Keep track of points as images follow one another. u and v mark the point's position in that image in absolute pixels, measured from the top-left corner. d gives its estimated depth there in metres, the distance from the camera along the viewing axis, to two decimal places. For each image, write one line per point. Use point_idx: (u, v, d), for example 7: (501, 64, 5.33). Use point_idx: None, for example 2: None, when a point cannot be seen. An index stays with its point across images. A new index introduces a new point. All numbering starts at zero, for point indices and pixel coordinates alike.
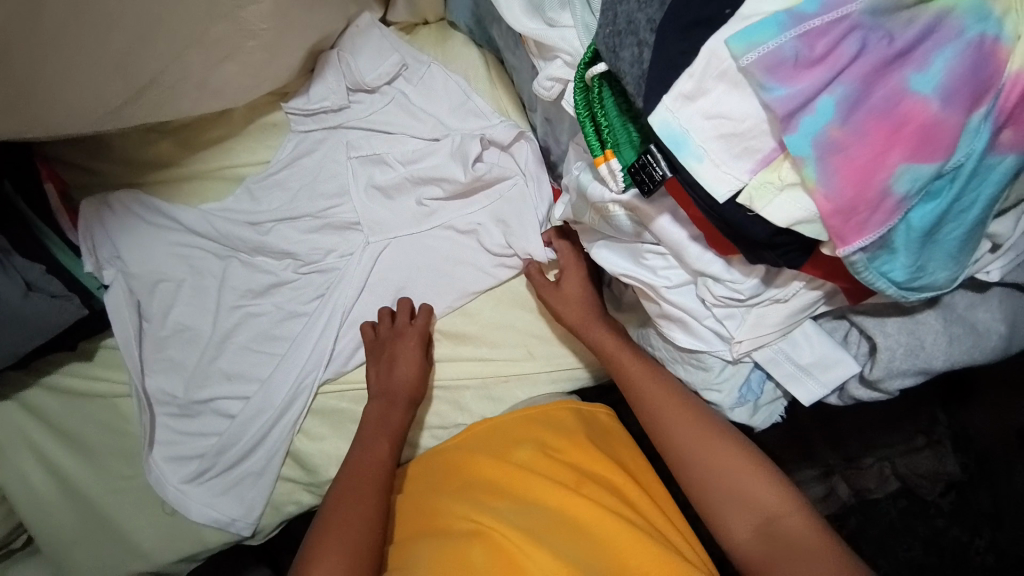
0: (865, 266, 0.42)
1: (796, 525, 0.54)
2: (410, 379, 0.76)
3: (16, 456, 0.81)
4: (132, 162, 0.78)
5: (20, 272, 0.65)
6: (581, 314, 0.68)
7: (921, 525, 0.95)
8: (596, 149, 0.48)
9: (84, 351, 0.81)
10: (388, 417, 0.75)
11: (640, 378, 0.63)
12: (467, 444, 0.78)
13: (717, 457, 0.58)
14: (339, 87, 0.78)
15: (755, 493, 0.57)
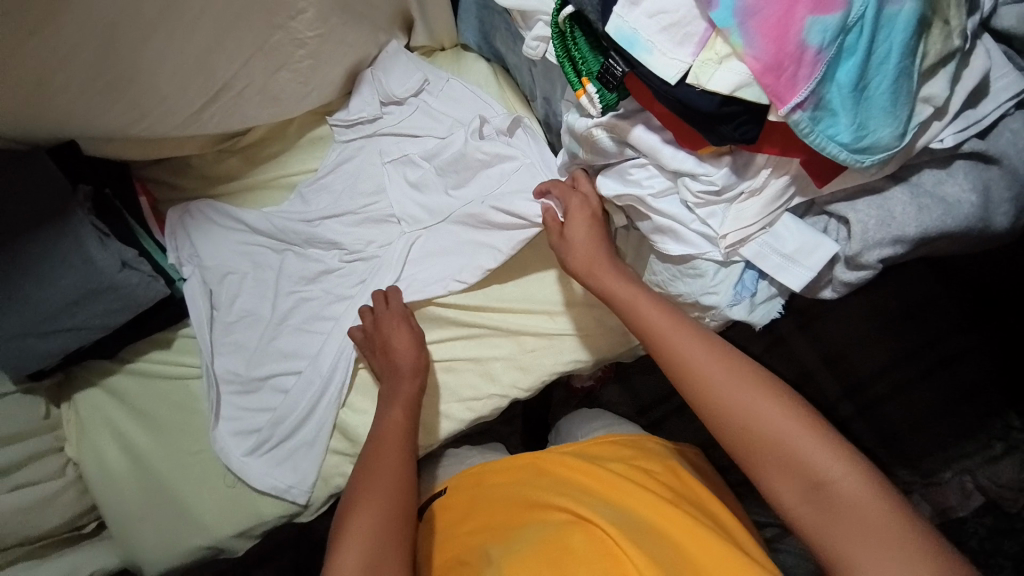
0: (812, 130, 0.47)
1: (853, 490, 0.53)
2: (408, 355, 0.81)
3: (98, 436, 0.91)
4: (207, 177, 0.95)
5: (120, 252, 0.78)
6: (588, 254, 0.68)
7: (1009, 542, 0.97)
8: (575, 82, 0.58)
9: (163, 340, 0.93)
10: (399, 393, 0.80)
11: (672, 329, 0.62)
12: (555, 452, 0.74)
13: (766, 415, 0.57)
14: (373, 100, 0.91)
15: (808, 456, 0.55)
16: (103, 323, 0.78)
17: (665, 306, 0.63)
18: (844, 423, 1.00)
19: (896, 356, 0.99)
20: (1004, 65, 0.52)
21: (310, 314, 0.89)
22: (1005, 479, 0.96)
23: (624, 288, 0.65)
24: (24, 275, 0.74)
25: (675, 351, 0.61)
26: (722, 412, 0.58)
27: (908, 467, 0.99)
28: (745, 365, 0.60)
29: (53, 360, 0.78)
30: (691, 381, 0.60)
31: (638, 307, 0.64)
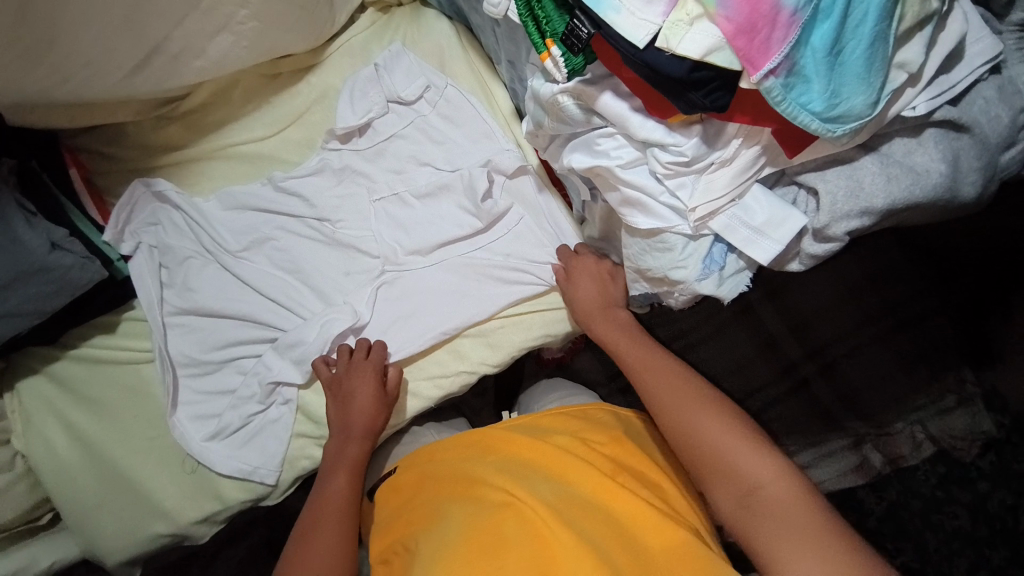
0: (784, 98, 0.46)
1: (781, 496, 0.59)
2: (366, 414, 0.79)
3: (45, 426, 0.86)
4: (146, 147, 0.88)
5: (47, 232, 0.72)
6: (594, 304, 0.78)
7: (964, 491, 1.02)
8: (540, 45, 0.54)
9: (107, 324, 0.87)
10: (348, 456, 0.78)
11: (646, 361, 0.73)
12: (503, 428, 0.74)
13: (711, 432, 0.64)
14: (378, 101, 0.86)
15: (744, 469, 0.62)
16: (37, 309, 0.72)
17: (650, 351, 0.74)
18: (804, 385, 1.03)
19: (857, 322, 1.01)
20: (978, 29, 0.51)
21: (268, 292, 0.86)
22: (957, 430, 0.97)
23: (615, 332, 0.76)
24: None
25: (643, 378, 0.72)
26: (674, 427, 0.67)
27: (862, 420, 0.99)
28: (703, 392, 0.68)
29: None
30: (655, 399, 0.69)
31: (623, 351, 0.75)
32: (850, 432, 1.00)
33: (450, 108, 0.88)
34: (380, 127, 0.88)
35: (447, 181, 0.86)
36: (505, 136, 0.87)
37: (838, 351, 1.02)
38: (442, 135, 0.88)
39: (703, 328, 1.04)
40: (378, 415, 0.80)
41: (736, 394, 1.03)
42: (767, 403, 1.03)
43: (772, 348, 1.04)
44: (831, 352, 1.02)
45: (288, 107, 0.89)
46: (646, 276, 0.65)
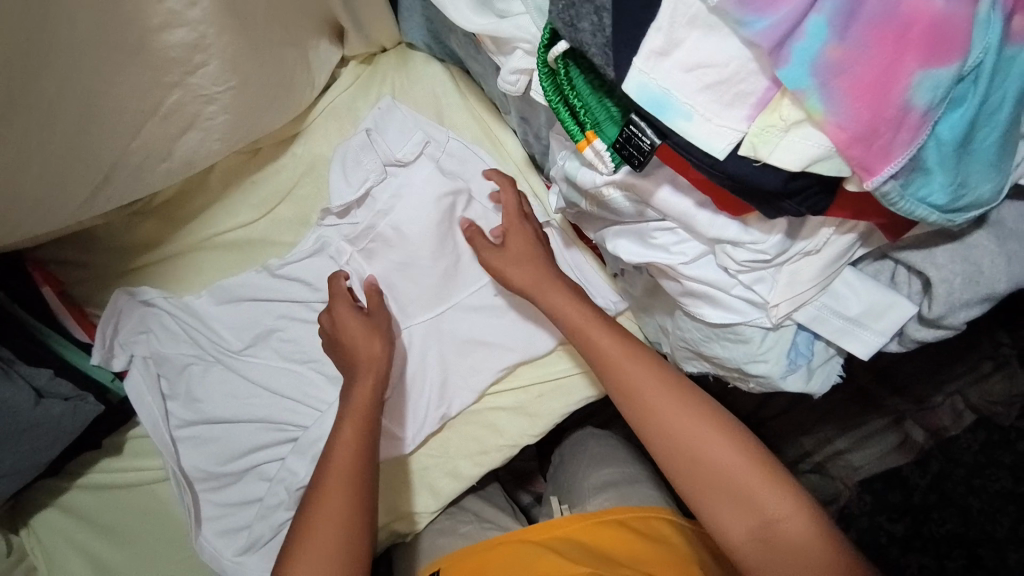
0: (900, 196, 0.36)
1: (794, 527, 0.52)
2: (368, 342, 0.69)
3: (64, 562, 0.77)
4: (126, 249, 0.78)
5: (29, 380, 0.64)
6: (531, 274, 0.67)
7: (1004, 454, 0.93)
8: (576, 133, 0.45)
9: (115, 444, 0.80)
10: (351, 399, 0.67)
11: (622, 354, 0.60)
12: (558, 551, 0.65)
13: (712, 453, 0.55)
14: (376, 166, 0.76)
15: (755, 495, 0.53)
16: (33, 462, 0.65)
17: (616, 332, 0.62)
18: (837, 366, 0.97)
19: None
20: None
21: (281, 390, 0.78)
22: (996, 394, 0.95)
23: (570, 307, 0.64)
24: None
25: (629, 378, 0.59)
26: (677, 447, 0.56)
27: (900, 396, 0.96)
28: (693, 394, 0.58)
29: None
30: (648, 417, 0.58)
31: (585, 332, 0.62)
32: (889, 411, 0.97)
33: (455, 162, 0.78)
34: (380, 196, 0.77)
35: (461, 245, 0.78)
36: (520, 188, 0.77)
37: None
38: (450, 192, 0.78)
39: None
40: (379, 343, 0.70)
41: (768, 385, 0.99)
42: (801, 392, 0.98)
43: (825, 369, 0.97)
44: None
45: (274, 184, 0.79)
46: (711, 359, 0.57)
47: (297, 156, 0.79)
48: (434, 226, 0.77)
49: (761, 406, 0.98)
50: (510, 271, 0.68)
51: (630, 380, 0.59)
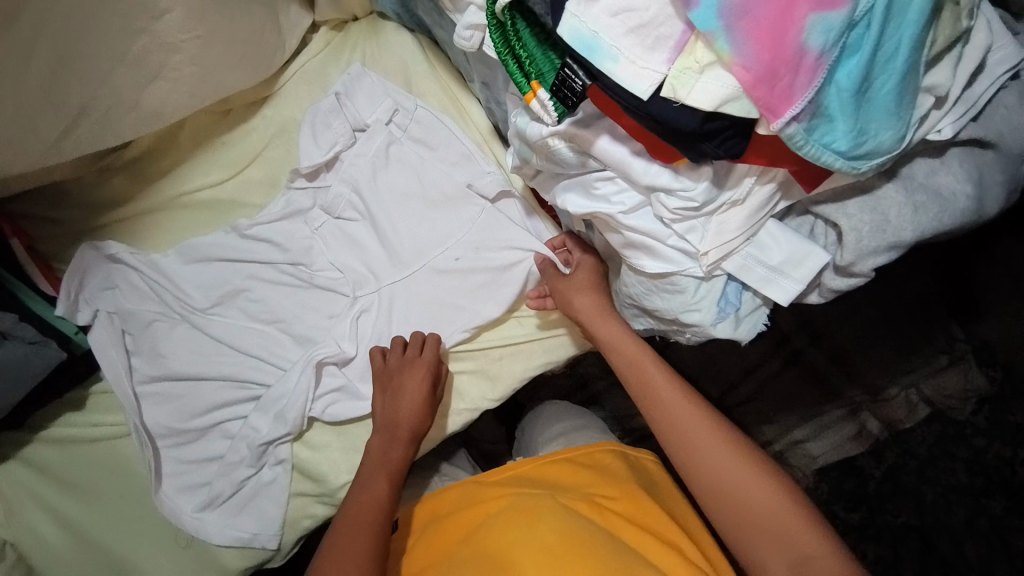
0: (805, 140, 0.40)
1: (831, 567, 0.56)
2: (414, 416, 0.72)
3: (27, 512, 0.79)
4: (93, 205, 0.79)
5: None
6: (593, 304, 0.68)
7: (960, 447, 0.99)
8: (524, 86, 0.48)
9: (74, 401, 0.80)
10: (388, 458, 0.71)
11: (682, 409, 0.64)
12: (505, 482, 0.71)
13: (757, 498, 0.59)
14: (344, 130, 0.78)
15: (793, 535, 0.58)
16: None
17: (684, 388, 0.65)
18: (797, 355, 1.01)
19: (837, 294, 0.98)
20: (1002, 36, 0.46)
21: (245, 346, 0.79)
22: (950, 388, 0.97)
23: (634, 356, 0.66)
24: None
25: (686, 432, 0.63)
26: (725, 494, 0.60)
27: (857, 387, 0.99)
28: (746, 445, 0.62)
29: None
30: (703, 469, 0.61)
31: (648, 384, 0.65)
32: (847, 400, 1.00)
33: (422, 130, 0.80)
34: (348, 160, 0.80)
35: (426, 210, 0.80)
36: (485, 157, 0.80)
37: (828, 321, 1.00)
38: (417, 159, 0.80)
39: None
40: (423, 416, 0.73)
41: (733, 373, 1.02)
42: (764, 379, 1.01)
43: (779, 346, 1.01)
44: (821, 323, 1.00)
45: (244, 146, 0.81)
46: (654, 313, 0.60)
47: (268, 120, 0.81)
48: (401, 194, 0.80)
49: (727, 393, 1.02)
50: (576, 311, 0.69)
51: (688, 437, 0.62)
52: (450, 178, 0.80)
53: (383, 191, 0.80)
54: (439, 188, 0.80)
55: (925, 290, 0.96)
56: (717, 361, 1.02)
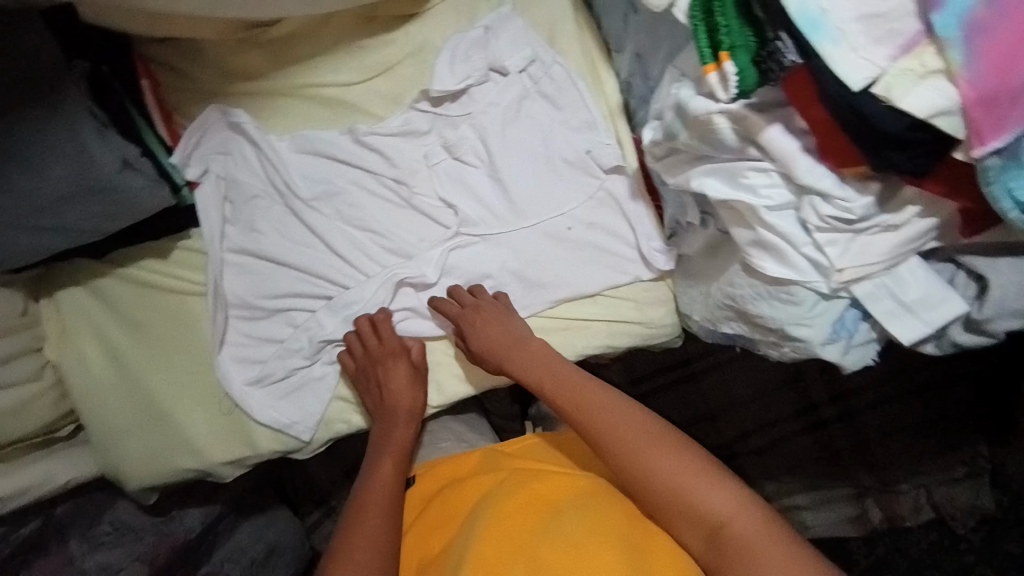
0: (997, 177, 0.39)
1: (747, 527, 0.59)
2: (516, 324, 0.78)
3: (81, 340, 0.81)
4: (223, 70, 0.80)
5: (120, 149, 0.65)
6: (505, 339, 0.78)
7: (949, 561, 0.99)
8: (708, 56, 0.47)
9: (161, 250, 0.82)
10: (483, 337, 0.78)
11: (591, 404, 0.71)
12: (518, 454, 0.78)
13: (669, 474, 0.64)
14: (480, 66, 0.79)
15: (712, 500, 0.62)
16: (97, 226, 0.67)
17: (594, 389, 0.72)
18: (822, 425, 1.06)
19: (877, 380, 1.05)
20: None
21: (335, 247, 0.82)
22: (959, 501, 0.98)
23: (533, 368, 0.76)
24: (7, 159, 0.61)
25: (594, 424, 0.69)
26: (632, 471, 0.65)
27: (869, 472, 1.03)
28: (659, 426, 0.68)
29: (38, 261, 0.67)
30: (618, 449, 0.67)
31: (549, 387, 0.74)
32: (853, 482, 1.03)
33: (554, 87, 0.80)
34: (478, 96, 0.81)
35: (543, 168, 0.82)
36: (607, 129, 0.80)
37: (861, 400, 1.05)
38: (541, 115, 0.81)
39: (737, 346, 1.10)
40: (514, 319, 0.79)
41: (751, 424, 1.07)
42: (778, 438, 1.06)
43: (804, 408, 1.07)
44: (854, 400, 1.05)
45: (380, 55, 0.80)
46: (753, 320, 0.60)
47: (406, 34, 0.80)
48: (518, 142, 0.82)
49: (739, 439, 1.07)
50: (483, 337, 0.78)
51: (597, 426, 0.69)
52: (575, 138, 0.81)
53: (501, 136, 0.82)
54: (566, 147, 0.81)
55: (944, 401, 1.02)
56: (744, 408, 1.08)
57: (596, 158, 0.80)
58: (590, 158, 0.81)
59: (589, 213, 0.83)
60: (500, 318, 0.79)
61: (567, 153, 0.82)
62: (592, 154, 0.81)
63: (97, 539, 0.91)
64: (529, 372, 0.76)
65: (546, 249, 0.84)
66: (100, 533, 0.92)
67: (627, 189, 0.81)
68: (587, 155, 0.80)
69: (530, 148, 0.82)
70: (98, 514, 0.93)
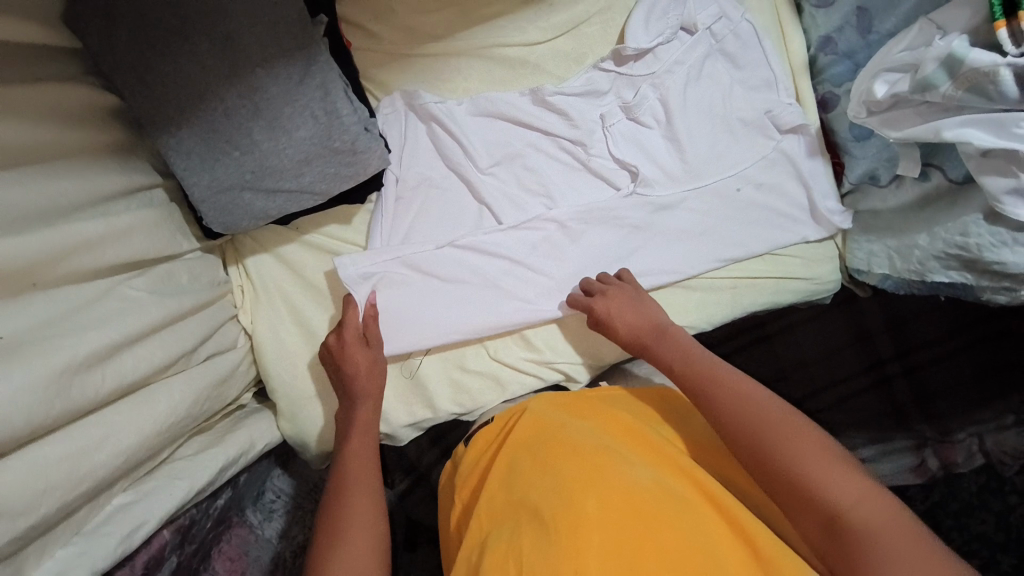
0: None
1: (874, 526, 0.48)
2: (646, 315, 0.74)
3: (268, 306, 0.81)
4: (412, 31, 0.80)
5: (358, 113, 0.66)
6: (642, 326, 0.73)
7: (995, 500, 1.07)
8: (998, 15, 0.57)
9: (345, 215, 0.83)
10: (619, 312, 0.74)
11: (721, 383, 0.63)
12: (588, 400, 0.71)
13: (796, 457, 0.53)
14: (672, 23, 0.80)
15: (831, 485, 0.51)
16: (324, 189, 0.67)
17: (710, 364, 0.66)
18: (886, 381, 1.10)
19: (946, 333, 1.09)
20: None
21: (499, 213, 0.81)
22: (1010, 446, 1.03)
23: (668, 351, 0.70)
24: (254, 115, 0.61)
25: (714, 402, 0.61)
26: (744, 432, 0.57)
27: (928, 423, 1.07)
28: (777, 407, 0.59)
29: (261, 225, 0.67)
30: (734, 417, 0.59)
31: (675, 362, 0.68)
32: (915, 433, 1.07)
33: (737, 45, 0.82)
34: (663, 55, 0.81)
35: (720, 128, 0.83)
36: (789, 88, 0.83)
37: (924, 355, 1.10)
38: (723, 73, 0.83)
39: (843, 302, 1.12)
40: (647, 307, 0.75)
41: (820, 379, 1.12)
42: (846, 395, 1.11)
43: (873, 366, 1.11)
44: (916, 357, 1.10)
45: (570, 14, 0.81)
46: (983, 267, 0.67)
47: None
48: (696, 101, 0.83)
49: (809, 396, 1.11)
50: (621, 322, 0.74)
51: (714, 405, 0.61)
52: (755, 97, 0.83)
53: (683, 95, 0.82)
54: (746, 106, 0.83)
55: (980, 357, 1.07)
56: (826, 371, 1.12)
57: (777, 118, 0.82)
58: (771, 117, 0.82)
59: (767, 173, 0.84)
60: (636, 299, 0.76)
61: (744, 111, 0.83)
62: (772, 113, 0.83)
63: (268, 508, 0.85)
64: (659, 352, 0.70)
65: (720, 207, 0.84)
66: (267, 501, 0.85)
67: (803, 148, 0.83)
68: (769, 114, 0.82)
69: (709, 106, 0.83)
70: (261, 483, 0.84)
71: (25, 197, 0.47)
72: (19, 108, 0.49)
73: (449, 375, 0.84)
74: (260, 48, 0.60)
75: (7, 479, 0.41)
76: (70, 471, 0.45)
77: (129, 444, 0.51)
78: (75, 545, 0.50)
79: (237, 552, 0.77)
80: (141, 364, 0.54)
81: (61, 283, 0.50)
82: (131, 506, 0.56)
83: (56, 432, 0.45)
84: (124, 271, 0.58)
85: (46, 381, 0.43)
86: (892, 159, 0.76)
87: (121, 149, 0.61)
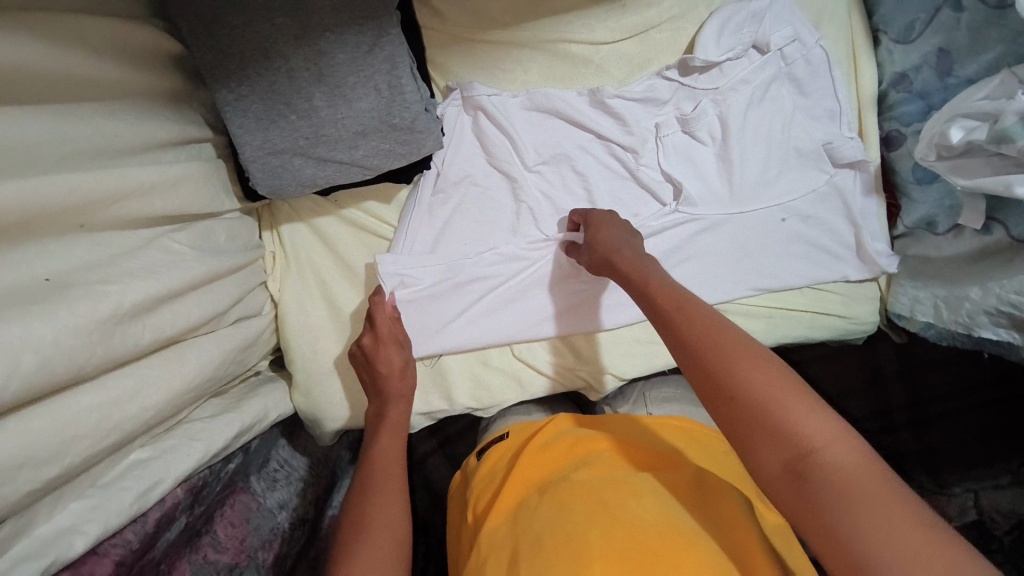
0: None
1: (841, 467, 0.41)
2: (619, 238, 0.68)
3: (297, 276, 0.80)
4: (477, 13, 0.76)
5: (420, 92, 0.65)
6: (616, 243, 0.68)
7: None
8: None
9: (386, 193, 0.81)
10: (603, 240, 0.69)
11: (687, 309, 0.55)
12: (599, 424, 0.70)
13: (757, 388, 0.46)
14: (746, 39, 0.78)
15: (795, 420, 0.44)
16: (376, 165, 0.66)
17: (672, 287, 0.58)
18: (892, 431, 1.09)
19: (958, 389, 1.06)
20: None
21: (537, 216, 0.81)
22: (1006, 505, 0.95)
23: (636, 266, 0.63)
24: (318, 82, 0.60)
25: (678, 330, 0.53)
26: (704, 364, 0.50)
27: (926, 474, 1.05)
28: (740, 335, 0.51)
29: (307, 192, 0.66)
30: (693, 343, 0.51)
31: (642, 278, 0.61)
32: (912, 482, 1.06)
33: (806, 72, 0.80)
34: (729, 71, 0.80)
35: (775, 154, 0.81)
36: (851, 121, 0.81)
37: (933, 409, 1.08)
38: (787, 97, 0.81)
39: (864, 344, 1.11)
40: (627, 232, 0.70)
41: None
42: None
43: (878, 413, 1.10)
44: (929, 410, 1.08)
45: (641, 17, 0.79)
46: None
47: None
48: (754, 123, 0.81)
49: None
50: (600, 239, 0.69)
51: (675, 330, 0.54)
52: (815, 128, 0.81)
53: (743, 115, 0.80)
54: (805, 135, 0.81)
55: (987, 417, 1.04)
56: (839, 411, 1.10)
57: (834, 151, 0.81)
58: (829, 150, 0.81)
59: (816, 205, 0.82)
60: (617, 228, 0.71)
61: (802, 139, 0.81)
62: (830, 146, 0.81)
63: (271, 477, 0.81)
64: (631, 276, 0.63)
65: (764, 233, 0.82)
66: (272, 470, 0.82)
67: (858, 184, 0.82)
68: (827, 145, 0.80)
69: (767, 130, 0.81)
70: (267, 451, 0.82)
71: (76, 136, 0.45)
72: (82, 41, 0.47)
73: (471, 367, 0.83)
74: (332, 12, 0.58)
75: (38, 425, 0.39)
76: (97, 422, 0.44)
77: (153, 402, 0.50)
78: (91, 498, 0.49)
79: (239, 518, 0.72)
80: (179, 321, 0.53)
81: (107, 229, 0.48)
82: (147, 463, 0.54)
83: (84, 383, 0.44)
84: (167, 223, 0.56)
85: (91, 328, 0.42)
86: (953, 208, 0.74)
87: (176, 99, 0.59)
